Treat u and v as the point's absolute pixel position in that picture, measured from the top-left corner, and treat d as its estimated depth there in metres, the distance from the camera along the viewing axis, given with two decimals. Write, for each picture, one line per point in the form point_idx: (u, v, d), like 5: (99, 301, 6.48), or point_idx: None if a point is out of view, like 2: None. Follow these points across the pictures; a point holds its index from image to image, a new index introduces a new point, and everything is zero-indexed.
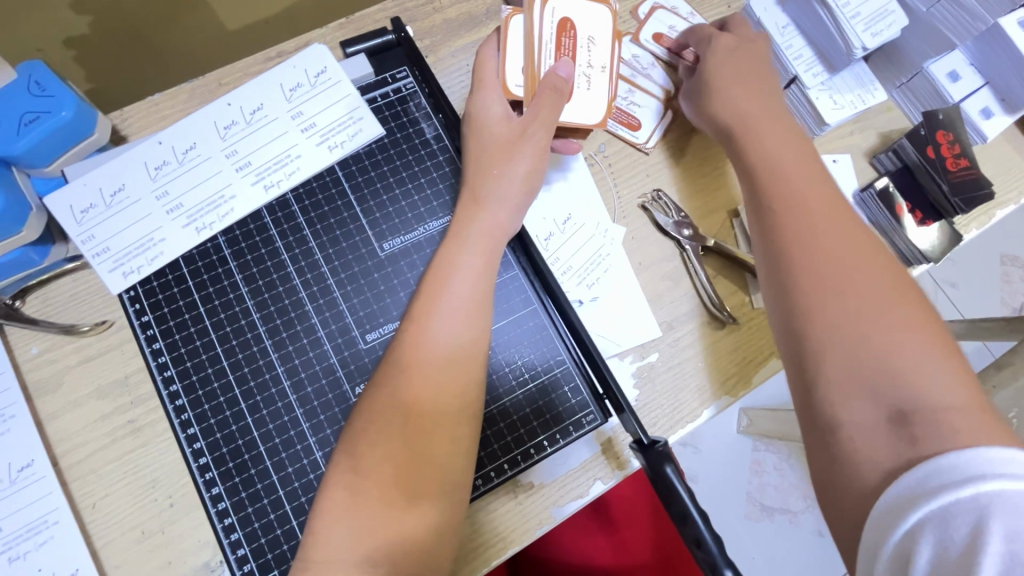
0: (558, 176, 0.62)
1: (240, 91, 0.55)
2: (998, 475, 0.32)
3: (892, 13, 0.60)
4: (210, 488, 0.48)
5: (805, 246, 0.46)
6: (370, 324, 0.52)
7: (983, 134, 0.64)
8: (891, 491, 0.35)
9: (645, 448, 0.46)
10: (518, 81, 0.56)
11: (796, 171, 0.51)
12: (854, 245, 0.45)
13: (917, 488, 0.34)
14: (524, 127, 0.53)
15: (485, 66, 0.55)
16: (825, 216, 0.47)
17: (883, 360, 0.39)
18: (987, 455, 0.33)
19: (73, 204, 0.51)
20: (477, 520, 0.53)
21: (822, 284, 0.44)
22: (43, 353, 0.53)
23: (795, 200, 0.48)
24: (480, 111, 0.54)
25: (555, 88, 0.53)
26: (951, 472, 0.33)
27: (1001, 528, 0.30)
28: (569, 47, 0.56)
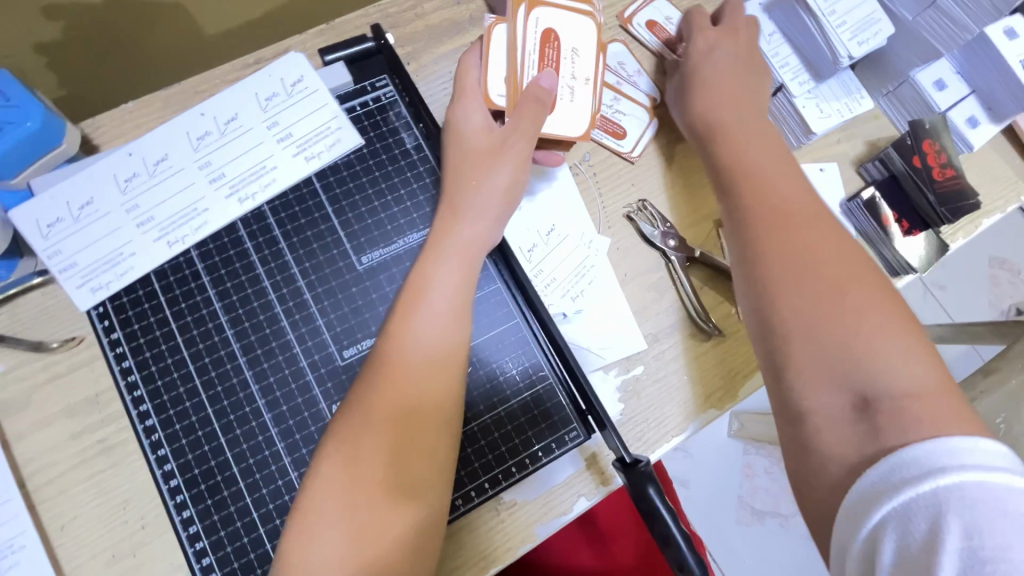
0: (543, 185, 0.61)
1: (214, 100, 0.53)
2: (955, 468, 0.33)
3: (879, 22, 0.59)
4: (182, 510, 0.46)
5: (787, 257, 0.45)
6: (348, 340, 0.51)
7: (969, 143, 0.64)
8: (857, 487, 0.36)
9: (628, 467, 0.45)
10: (501, 90, 0.54)
11: (777, 176, 0.51)
12: (837, 255, 0.45)
13: (880, 484, 0.35)
14: (505, 137, 0.53)
15: (467, 75, 0.54)
16: (806, 224, 0.46)
17: (866, 374, 0.39)
18: (943, 447, 0.34)
19: (39, 218, 0.49)
20: (459, 539, 0.52)
21: (802, 296, 0.43)
22: (10, 370, 0.51)
23: (781, 208, 0.48)
24: (459, 122, 0.53)
25: (537, 100, 0.53)
26: (912, 467, 0.34)
27: (958, 521, 0.31)
28: (552, 58, 0.55)
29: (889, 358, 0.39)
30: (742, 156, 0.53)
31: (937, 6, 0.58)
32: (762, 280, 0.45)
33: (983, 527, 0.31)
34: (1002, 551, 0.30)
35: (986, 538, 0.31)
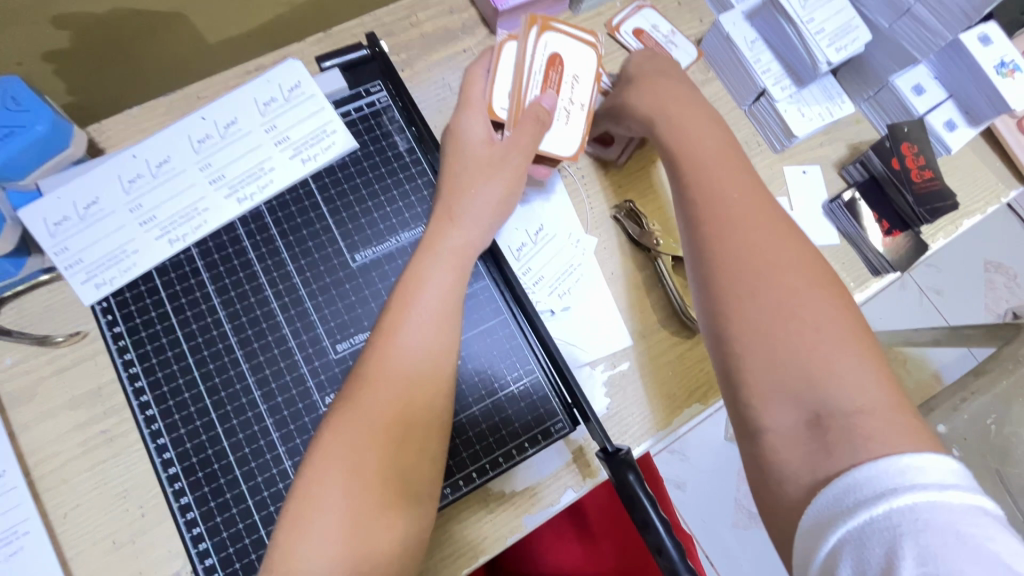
0: (538, 197, 0.63)
1: (214, 105, 0.56)
2: (909, 488, 0.34)
3: (857, 29, 0.62)
4: (179, 497, 0.48)
5: (737, 258, 0.47)
6: (341, 334, 0.53)
7: (947, 146, 0.66)
8: (815, 509, 0.37)
9: (610, 455, 0.47)
10: (504, 104, 0.56)
11: (730, 178, 0.52)
12: (789, 260, 0.47)
13: (836, 506, 0.36)
14: (505, 151, 0.55)
15: (473, 87, 0.56)
16: (760, 228, 0.48)
17: (815, 367, 0.42)
18: (897, 467, 0.35)
19: (46, 216, 0.51)
20: (447, 529, 0.53)
21: (755, 296, 0.45)
22: (17, 364, 0.53)
23: (734, 212, 0.49)
24: (463, 131, 0.55)
25: (539, 121, 0.55)
26: (865, 488, 0.35)
27: (913, 543, 0.32)
28: (554, 81, 0.58)
29: (829, 354, 0.42)
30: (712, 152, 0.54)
31: (912, 14, 0.59)
32: (718, 279, 0.47)
33: (934, 549, 0.31)
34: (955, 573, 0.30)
35: (938, 560, 0.31)
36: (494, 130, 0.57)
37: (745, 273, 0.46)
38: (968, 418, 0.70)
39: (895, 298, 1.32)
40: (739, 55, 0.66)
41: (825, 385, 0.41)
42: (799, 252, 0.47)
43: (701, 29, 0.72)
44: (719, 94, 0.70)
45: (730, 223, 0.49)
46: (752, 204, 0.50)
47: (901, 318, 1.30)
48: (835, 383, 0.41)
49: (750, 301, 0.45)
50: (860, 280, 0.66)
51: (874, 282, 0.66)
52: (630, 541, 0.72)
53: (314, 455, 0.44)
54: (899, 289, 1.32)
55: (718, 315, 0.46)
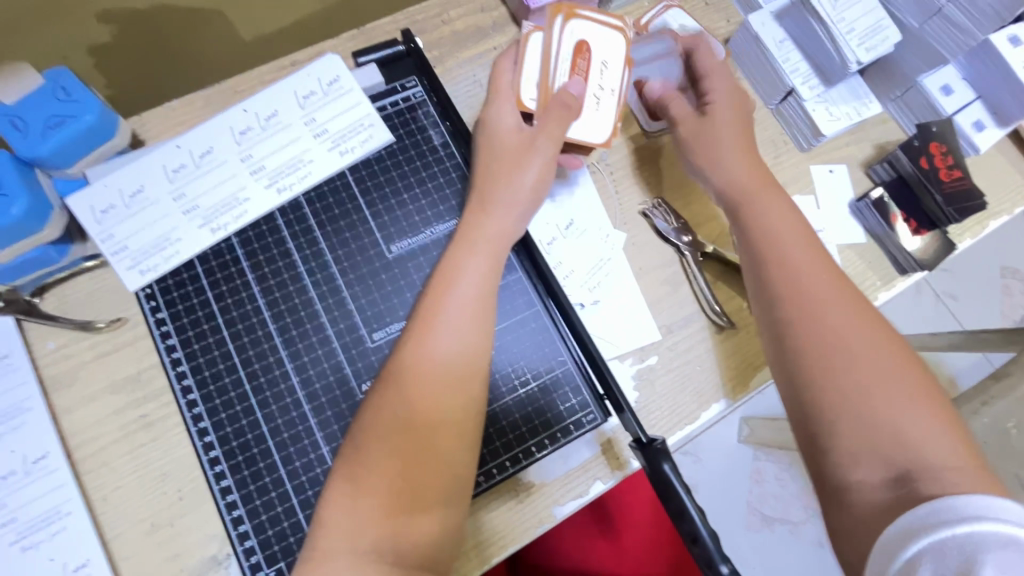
0: (564, 190, 0.63)
1: (255, 97, 0.57)
2: (994, 518, 0.35)
3: (887, 29, 0.62)
4: (220, 480, 0.49)
5: (792, 295, 0.49)
6: (377, 324, 0.54)
7: (975, 146, 0.66)
8: (894, 527, 0.38)
9: (644, 446, 0.47)
10: (532, 95, 0.57)
11: (788, 222, 0.54)
12: (844, 300, 0.48)
13: (919, 522, 0.37)
14: (534, 138, 0.55)
15: (501, 78, 0.57)
16: (815, 268, 0.50)
17: (871, 402, 0.43)
18: (984, 500, 0.36)
19: (94, 204, 0.53)
20: (478, 518, 0.54)
21: (816, 334, 0.47)
22: (60, 349, 0.54)
23: (789, 251, 0.52)
24: (492, 121, 0.56)
25: (565, 107, 0.55)
26: (949, 510, 0.36)
27: (990, 564, 0.33)
28: (583, 68, 0.58)
29: (886, 391, 0.44)
30: (751, 179, 0.57)
31: (942, 14, 0.60)
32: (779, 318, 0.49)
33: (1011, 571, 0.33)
34: None
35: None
36: (523, 120, 0.58)
37: (810, 307, 0.48)
38: (990, 421, 0.70)
39: (910, 303, 1.31)
40: (768, 56, 0.67)
41: (883, 420, 0.43)
42: (853, 292, 0.49)
43: (728, 29, 0.72)
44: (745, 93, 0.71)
45: (789, 261, 0.51)
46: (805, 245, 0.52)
47: (916, 323, 1.30)
48: (891, 418, 0.43)
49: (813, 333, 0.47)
50: (887, 279, 0.66)
51: (900, 281, 0.66)
52: (648, 521, 0.73)
53: (354, 437, 0.45)
54: (914, 294, 1.32)
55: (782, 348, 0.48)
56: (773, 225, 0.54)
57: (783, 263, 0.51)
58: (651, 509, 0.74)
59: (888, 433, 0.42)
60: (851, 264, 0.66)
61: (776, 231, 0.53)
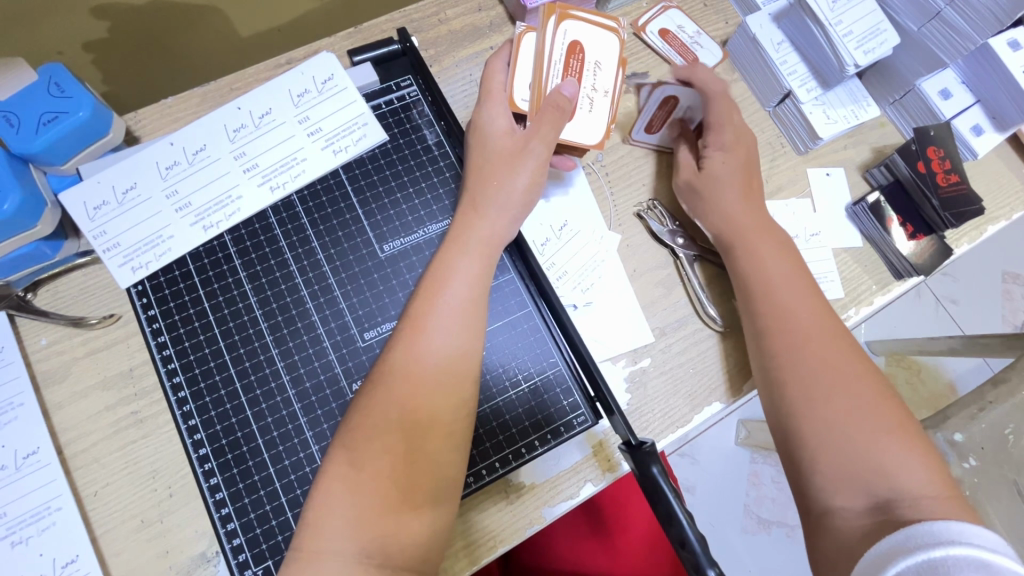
0: (558, 190, 0.63)
1: (249, 96, 0.57)
2: (968, 543, 0.36)
3: (885, 32, 0.61)
4: (209, 478, 0.49)
5: (781, 329, 0.51)
6: (369, 323, 0.54)
7: (973, 150, 0.66)
8: (873, 551, 0.39)
9: (633, 448, 0.47)
10: (525, 94, 0.57)
11: (774, 252, 0.55)
12: (827, 332, 0.50)
13: (899, 547, 0.38)
14: (526, 138, 0.55)
15: (493, 79, 0.57)
16: (801, 300, 0.52)
17: (849, 430, 0.45)
18: (958, 526, 0.37)
19: (87, 201, 0.53)
20: (468, 518, 0.54)
21: (800, 366, 0.49)
22: (52, 345, 0.54)
23: (778, 284, 0.53)
24: (485, 123, 0.56)
25: (557, 107, 0.55)
26: (927, 534, 0.37)
27: None
28: (576, 68, 0.58)
29: (863, 421, 0.45)
30: (739, 204, 0.58)
31: (941, 18, 0.60)
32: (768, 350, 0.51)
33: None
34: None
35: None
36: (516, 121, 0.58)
37: (798, 338, 0.50)
38: (986, 426, 0.70)
39: (910, 307, 1.31)
40: (766, 57, 0.66)
41: (866, 450, 0.44)
42: (834, 323, 0.51)
43: (727, 31, 0.72)
44: (743, 95, 0.70)
45: (780, 292, 0.52)
46: (796, 277, 0.54)
47: (916, 327, 1.29)
48: (868, 445, 0.44)
49: (800, 363, 0.49)
50: (883, 284, 0.66)
51: (896, 286, 0.65)
52: (640, 517, 0.72)
53: (344, 438, 0.45)
54: (914, 298, 1.31)
55: (770, 379, 0.50)
56: (770, 255, 0.55)
57: (775, 294, 0.52)
58: (641, 503, 0.73)
59: (866, 461, 0.43)
60: (847, 268, 0.66)
61: (773, 262, 0.54)
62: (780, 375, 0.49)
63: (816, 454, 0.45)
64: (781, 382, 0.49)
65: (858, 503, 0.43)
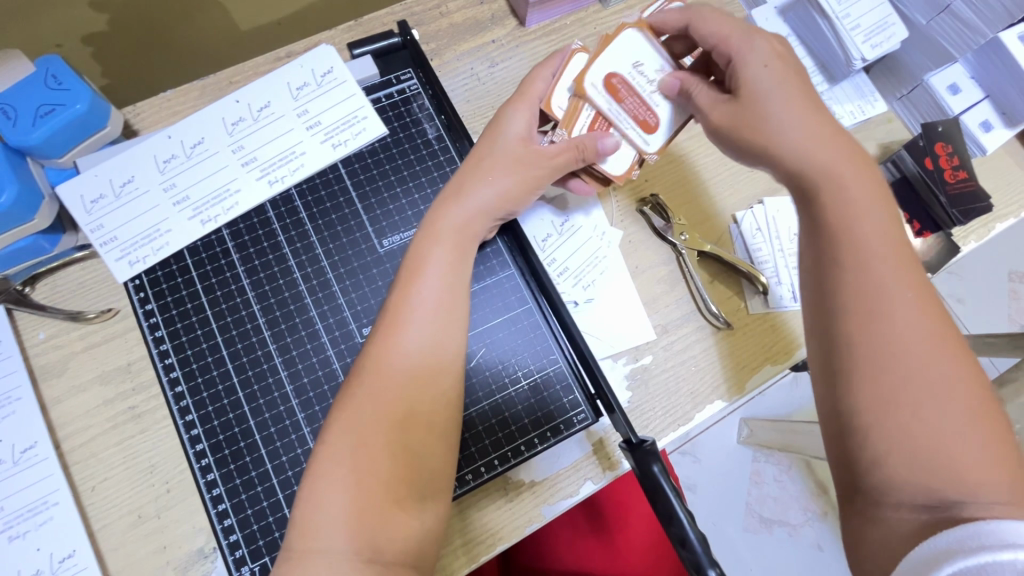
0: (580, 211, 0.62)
1: (249, 89, 0.57)
2: None
3: (892, 27, 0.61)
4: (206, 473, 0.49)
5: (864, 292, 0.39)
6: (367, 318, 0.53)
7: (983, 147, 0.64)
8: (926, 548, 0.33)
9: (634, 447, 0.47)
10: (561, 105, 0.53)
11: (862, 190, 0.42)
12: (912, 288, 0.38)
13: (955, 544, 0.32)
14: (538, 159, 0.53)
15: (532, 84, 0.54)
16: (884, 248, 0.40)
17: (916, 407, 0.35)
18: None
19: (84, 194, 0.53)
20: (467, 516, 0.54)
21: (878, 333, 0.37)
22: (50, 339, 0.54)
23: (864, 237, 0.40)
24: (505, 122, 0.54)
25: (578, 150, 0.51)
26: (993, 535, 0.31)
27: None
28: (614, 96, 0.52)
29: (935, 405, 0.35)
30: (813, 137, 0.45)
31: (951, 11, 0.59)
32: (832, 302, 0.40)
33: None
34: None
35: None
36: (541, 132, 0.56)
37: (882, 306, 0.38)
38: None
39: None
40: None
41: (937, 455, 0.34)
42: (922, 281, 0.39)
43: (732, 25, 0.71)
44: None
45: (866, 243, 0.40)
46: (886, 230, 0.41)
47: None
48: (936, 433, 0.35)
49: (880, 341, 0.37)
50: None
51: None
52: (642, 518, 0.72)
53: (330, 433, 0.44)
54: None
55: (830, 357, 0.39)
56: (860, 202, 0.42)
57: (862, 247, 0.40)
58: (643, 504, 0.72)
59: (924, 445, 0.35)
60: None
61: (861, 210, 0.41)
62: (840, 334, 0.39)
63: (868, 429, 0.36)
64: (844, 358, 0.38)
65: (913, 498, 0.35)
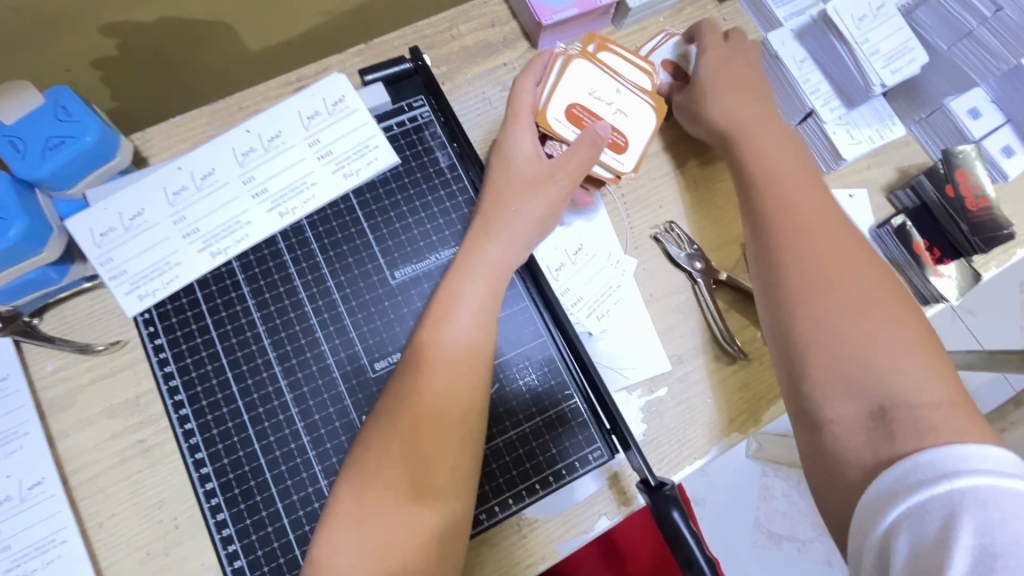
0: (580, 216, 0.61)
1: (258, 117, 0.56)
2: (974, 472, 0.35)
3: (913, 50, 0.59)
4: (216, 513, 0.48)
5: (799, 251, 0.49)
6: (379, 353, 0.52)
7: (1005, 173, 0.63)
8: (874, 490, 0.39)
9: (653, 490, 0.46)
10: (556, 115, 0.54)
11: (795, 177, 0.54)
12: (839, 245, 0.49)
13: (898, 486, 0.37)
14: (552, 170, 0.53)
15: (521, 99, 0.54)
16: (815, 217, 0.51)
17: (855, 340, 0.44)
18: (959, 453, 0.37)
19: (93, 227, 0.52)
20: (480, 553, 0.53)
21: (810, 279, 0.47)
22: (58, 371, 0.53)
23: (800, 212, 0.51)
24: (510, 147, 0.53)
25: (595, 143, 0.52)
26: (933, 468, 0.37)
27: (970, 519, 0.33)
28: (587, 115, 0.54)
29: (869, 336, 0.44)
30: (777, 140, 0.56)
31: (973, 37, 0.58)
32: (779, 263, 0.49)
33: (994, 526, 0.33)
34: (1013, 546, 0.32)
35: (998, 537, 0.33)
36: (542, 143, 0.55)
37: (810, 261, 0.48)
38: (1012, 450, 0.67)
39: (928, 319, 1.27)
40: (788, 74, 0.64)
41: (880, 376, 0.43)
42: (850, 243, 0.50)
43: None
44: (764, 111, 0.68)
45: (796, 215, 0.51)
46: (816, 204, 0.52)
47: None
48: (869, 357, 0.43)
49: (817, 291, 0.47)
50: None
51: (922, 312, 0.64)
52: (654, 553, 0.71)
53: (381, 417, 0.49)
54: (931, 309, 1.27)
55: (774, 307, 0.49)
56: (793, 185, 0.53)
57: (792, 217, 0.50)
58: (656, 541, 0.71)
59: (861, 364, 0.43)
60: None
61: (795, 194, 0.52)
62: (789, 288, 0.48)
63: (816, 362, 0.45)
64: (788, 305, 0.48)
65: (854, 409, 0.43)
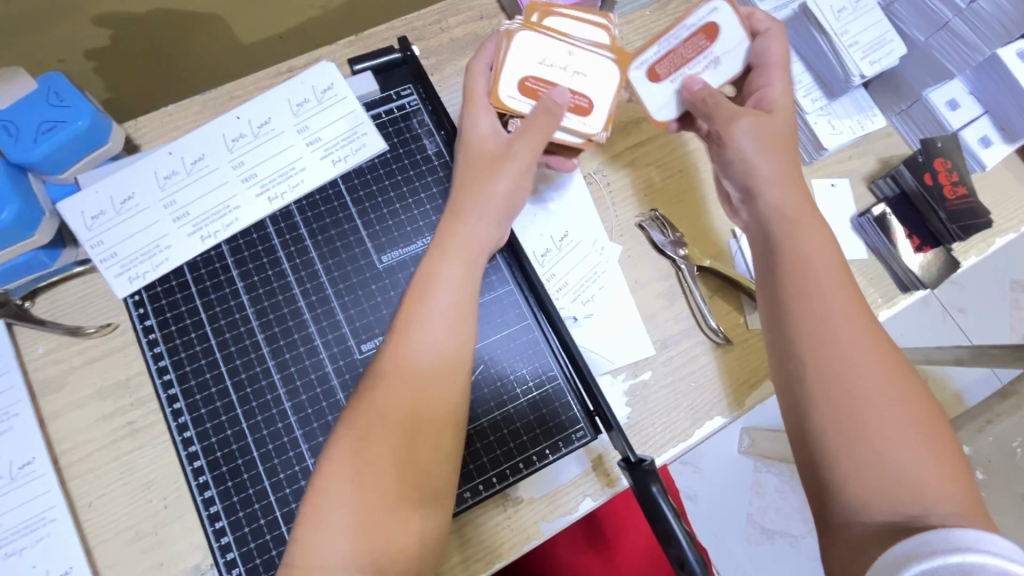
0: (553, 194, 0.63)
1: (249, 105, 0.57)
2: (986, 552, 0.32)
3: (892, 42, 0.60)
4: (204, 490, 0.49)
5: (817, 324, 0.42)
6: (366, 334, 0.53)
7: (981, 162, 0.64)
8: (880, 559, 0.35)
9: (632, 466, 0.47)
10: (508, 90, 0.54)
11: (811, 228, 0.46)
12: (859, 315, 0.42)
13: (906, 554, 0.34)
14: (511, 144, 0.53)
15: (473, 81, 0.55)
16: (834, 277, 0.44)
17: (871, 415, 0.39)
18: (972, 533, 0.33)
19: (84, 210, 0.53)
20: (465, 532, 0.53)
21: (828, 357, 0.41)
22: (49, 353, 0.54)
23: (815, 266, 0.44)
24: (470, 129, 0.54)
25: (551, 114, 0.52)
26: (945, 540, 0.33)
27: None
28: (543, 84, 0.54)
29: (894, 421, 0.39)
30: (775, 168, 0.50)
31: (949, 28, 0.58)
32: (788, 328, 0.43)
33: None
34: None
35: None
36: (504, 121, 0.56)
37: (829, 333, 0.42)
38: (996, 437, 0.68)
39: (918, 316, 1.28)
40: None
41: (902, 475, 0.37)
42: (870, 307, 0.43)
43: None
44: None
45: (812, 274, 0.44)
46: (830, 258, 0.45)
47: (924, 337, 1.27)
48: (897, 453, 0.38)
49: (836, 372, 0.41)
50: (889, 296, 0.65)
51: (901, 299, 0.65)
52: (637, 529, 0.72)
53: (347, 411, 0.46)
54: (921, 307, 1.29)
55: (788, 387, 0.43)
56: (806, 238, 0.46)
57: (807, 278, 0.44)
58: (637, 516, 0.73)
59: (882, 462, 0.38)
60: None
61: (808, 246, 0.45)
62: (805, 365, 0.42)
63: (837, 451, 0.39)
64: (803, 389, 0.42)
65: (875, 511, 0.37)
